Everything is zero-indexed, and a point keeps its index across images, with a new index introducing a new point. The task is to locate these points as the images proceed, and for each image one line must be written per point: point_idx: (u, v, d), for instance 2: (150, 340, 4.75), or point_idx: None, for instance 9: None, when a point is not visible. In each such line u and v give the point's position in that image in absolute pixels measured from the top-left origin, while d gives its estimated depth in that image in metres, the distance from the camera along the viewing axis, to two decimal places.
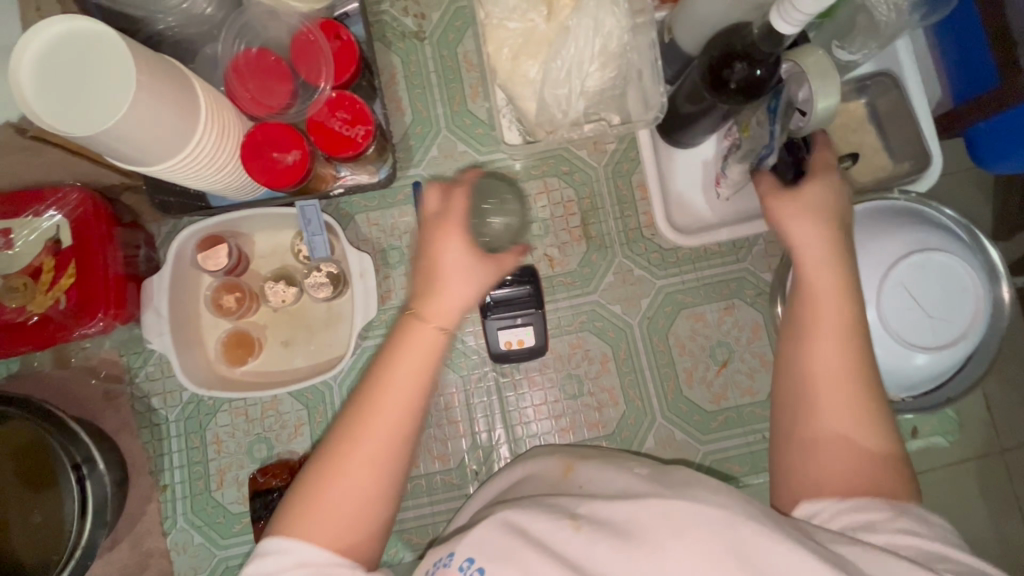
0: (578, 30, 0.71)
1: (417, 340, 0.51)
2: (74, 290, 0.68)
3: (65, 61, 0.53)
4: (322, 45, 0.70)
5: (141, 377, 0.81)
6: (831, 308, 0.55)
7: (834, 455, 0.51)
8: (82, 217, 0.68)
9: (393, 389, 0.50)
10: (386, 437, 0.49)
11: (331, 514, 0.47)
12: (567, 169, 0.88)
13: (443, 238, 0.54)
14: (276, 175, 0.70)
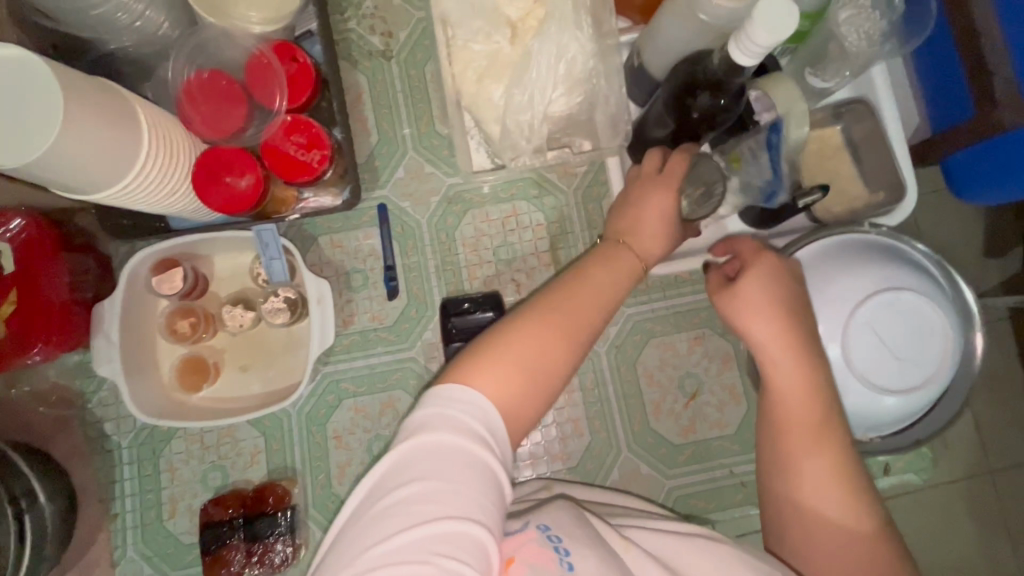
0: (540, 57, 0.70)
1: (625, 260, 0.63)
2: (17, 317, 0.66)
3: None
4: (277, 68, 0.68)
5: (94, 402, 0.79)
6: (800, 396, 0.56)
7: (834, 539, 0.53)
8: (26, 243, 0.67)
9: (596, 285, 0.59)
10: (588, 315, 0.57)
11: (519, 366, 0.51)
12: (537, 192, 0.86)
13: (658, 191, 0.65)
14: (227, 200, 0.68)
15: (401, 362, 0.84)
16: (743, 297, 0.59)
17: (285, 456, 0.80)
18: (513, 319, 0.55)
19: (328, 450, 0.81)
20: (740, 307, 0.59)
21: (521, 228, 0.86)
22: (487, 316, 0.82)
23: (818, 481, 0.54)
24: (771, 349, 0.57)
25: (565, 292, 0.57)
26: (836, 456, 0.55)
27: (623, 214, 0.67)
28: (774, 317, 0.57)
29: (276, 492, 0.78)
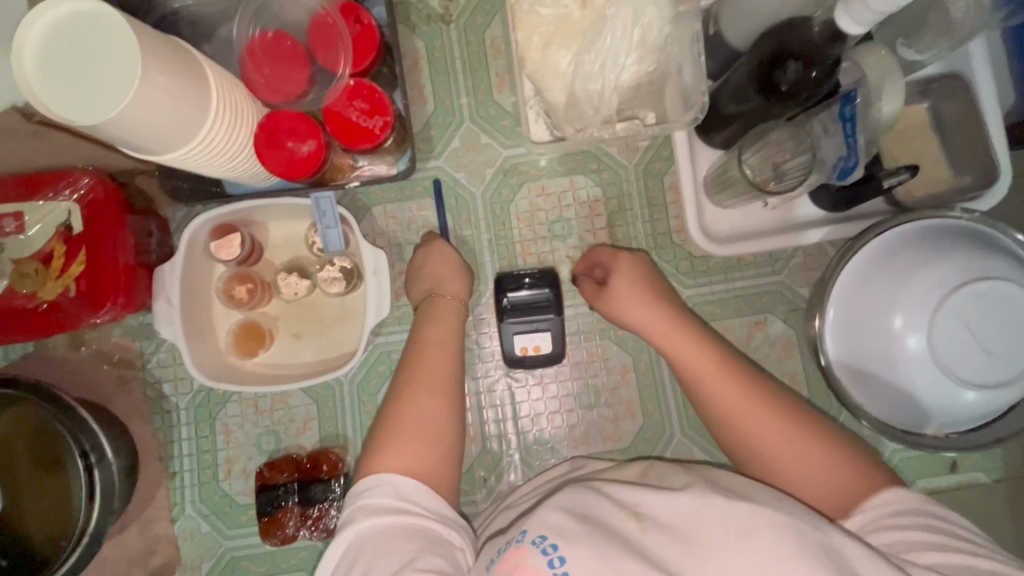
0: (616, 21, 0.66)
1: (443, 306, 0.72)
2: (86, 276, 0.66)
3: (65, 42, 0.50)
4: (342, 30, 0.66)
5: (153, 363, 0.80)
6: (695, 356, 0.66)
7: (775, 443, 0.58)
8: (94, 202, 0.66)
9: (440, 343, 0.69)
10: (446, 378, 0.65)
11: (414, 432, 0.60)
12: (596, 167, 0.84)
13: (434, 243, 0.77)
14: (290, 165, 0.67)
15: None
16: (624, 294, 0.72)
17: (337, 425, 0.81)
18: (393, 399, 0.64)
19: None
20: (620, 299, 0.73)
21: (578, 204, 0.83)
22: (544, 294, 0.79)
23: (740, 405, 0.61)
24: (653, 322, 0.70)
25: (411, 365, 0.66)
26: (743, 382, 0.63)
27: (416, 271, 0.77)
28: (645, 302, 0.71)
29: (330, 460, 0.79)
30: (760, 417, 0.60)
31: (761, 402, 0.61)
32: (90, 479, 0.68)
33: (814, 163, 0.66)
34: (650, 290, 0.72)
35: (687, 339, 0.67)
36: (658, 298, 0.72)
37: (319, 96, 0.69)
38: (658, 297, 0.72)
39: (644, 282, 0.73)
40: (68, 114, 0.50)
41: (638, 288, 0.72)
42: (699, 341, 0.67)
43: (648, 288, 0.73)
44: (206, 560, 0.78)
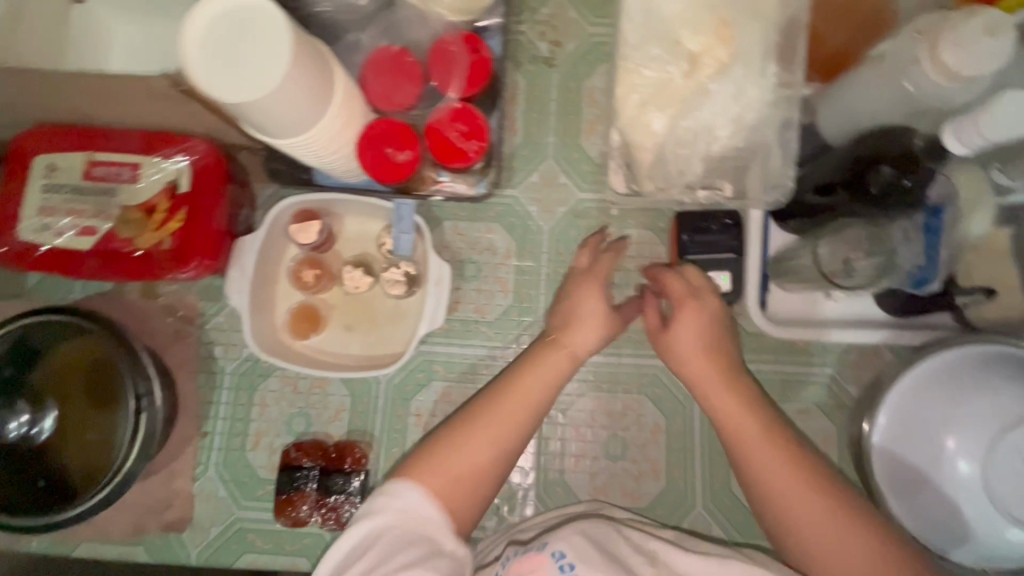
0: (718, 95, 0.70)
1: (559, 356, 0.70)
2: (180, 233, 0.70)
3: (227, 28, 0.55)
4: (460, 56, 0.71)
5: (211, 324, 0.84)
6: (733, 411, 0.67)
7: (812, 518, 0.60)
8: (204, 167, 0.71)
9: (529, 384, 0.68)
10: (514, 427, 0.66)
11: (450, 471, 0.62)
12: (665, 226, 0.86)
13: (587, 294, 0.74)
14: (383, 168, 0.70)
15: (494, 359, 0.85)
16: (698, 364, 0.70)
17: (367, 421, 0.83)
18: (446, 428, 0.66)
19: (407, 425, 0.83)
20: (691, 368, 0.70)
21: (642, 258, 0.86)
22: (727, 234, 0.79)
23: (778, 481, 0.62)
24: (727, 408, 0.67)
25: (491, 400, 0.67)
26: (789, 462, 0.63)
27: (561, 306, 0.76)
28: (717, 380, 0.69)
29: (355, 453, 0.81)
30: (798, 490, 0.62)
31: (797, 475, 0.62)
32: (136, 422, 0.71)
33: (893, 267, 0.68)
34: (711, 350, 0.70)
35: (733, 399, 0.67)
36: (716, 350, 0.70)
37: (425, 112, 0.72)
38: (716, 345, 0.70)
39: (711, 339, 0.70)
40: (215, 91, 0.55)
41: (711, 356, 0.70)
42: (775, 448, 0.64)
43: (705, 356, 0.70)
44: (215, 524, 0.80)
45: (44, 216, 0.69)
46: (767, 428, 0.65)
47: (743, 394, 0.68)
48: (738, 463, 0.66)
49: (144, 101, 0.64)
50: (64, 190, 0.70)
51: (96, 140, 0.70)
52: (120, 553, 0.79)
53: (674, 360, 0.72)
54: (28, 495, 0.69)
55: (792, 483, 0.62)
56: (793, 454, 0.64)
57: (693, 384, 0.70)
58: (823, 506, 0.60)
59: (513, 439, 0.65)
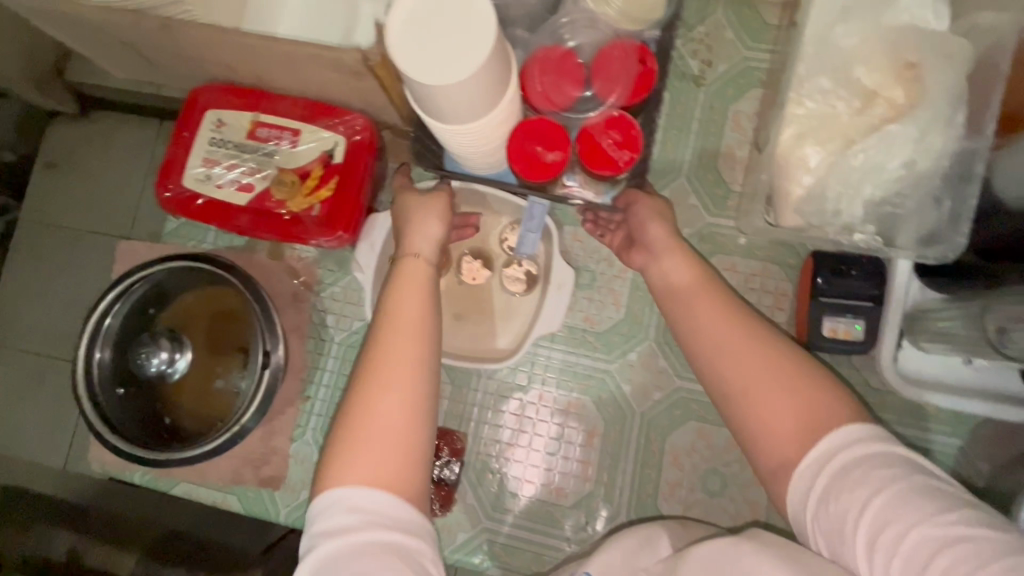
0: (897, 136, 0.66)
1: (416, 266, 0.63)
2: (328, 203, 0.72)
3: (433, 4, 0.54)
4: (628, 66, 0.69)
5: (327, 293, 0.86)
6: (687, 284, 0.64)
7: (756, 382, 0.54)
8: (358, 141, 0.73)
9: (410, 316, 0.58)
10: (410, 372, 0.55)
11: (366, 441, 0.52)
12: (794, 263, 0.83)
13: (423, 218, 0.68)
14: (530, 167, 0.69)
15: (597, 371, 0.83)
16: (688, 279, 0.65)
17: (465, 412, 0.83)
18: (357, 396, 0.54)
19: (502, 421, 0.83)
20: (683, 283, 0.65)
21: (763, 293, 0.83)
22: (868, 282, 0.75)
23: (738, 356, 0.56)
24: (710, 314, 0.60)
25: (378, 355, 0.56)
26: (744, 332, 0.57)
27: (400, 233, 0.69)
28: (705, 295, 0.63)
29: (453, 444, 0.82)
30: (757, 368, 0.54)
31: (771, 351, 0.55)
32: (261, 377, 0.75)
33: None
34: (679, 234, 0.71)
35: (704, 292, 0.63)
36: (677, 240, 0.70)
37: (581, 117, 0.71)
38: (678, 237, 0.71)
39: (678, 239, 0.70)
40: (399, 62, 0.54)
41: (698, 271, 0.66)
42: (733, 317, 0.59)
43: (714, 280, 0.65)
44: (307, 487, 0.82)
45: (206, 168, 0.72)
46: (740, 326, 0.58)
47: (706, 277, 0.64)
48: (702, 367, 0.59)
49: (323, 74, 0.66)
50: (227, 146, 0.73)
51: (264, 103, 0.73)
52: (217, 497, 0.85)
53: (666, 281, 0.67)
54: (150, 428, 0.74)
55: (769, 377, 0.53)
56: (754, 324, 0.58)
57: (672, 310, 0.65)
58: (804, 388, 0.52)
59: (427, 371, 0.56)
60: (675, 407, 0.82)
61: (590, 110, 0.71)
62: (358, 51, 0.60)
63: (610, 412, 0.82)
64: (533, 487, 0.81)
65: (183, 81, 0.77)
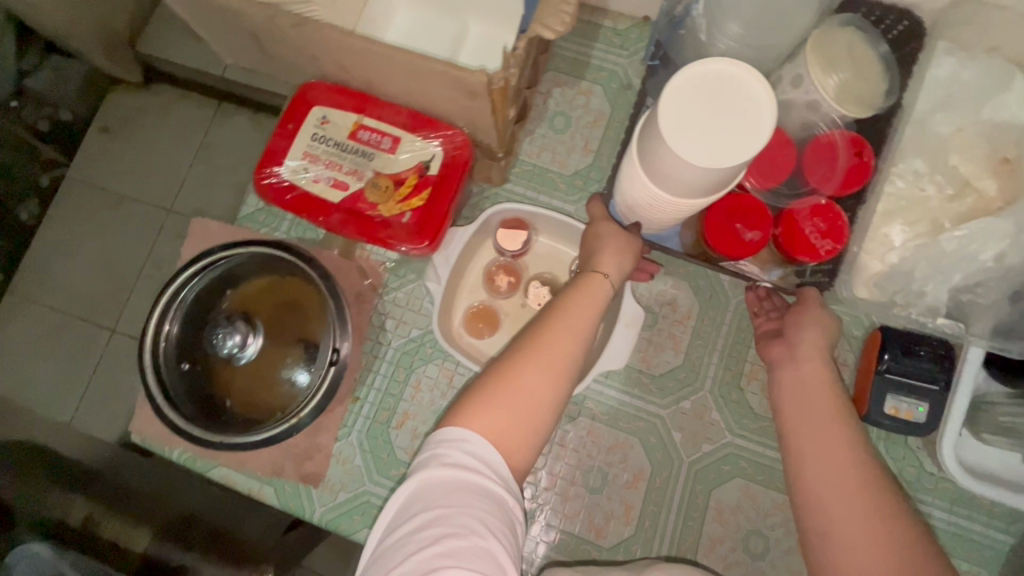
0: (995, 227, 0.66)
1: (598, 281, 0.67)
2: (419, 212, 0.73)
3: (700, 98, 0.55)
4: (841, 158, 0.70)
5: (389, 297, 0.87)
6: (813, 363, 0.69)
7: (840, 499, 0.58)
8: (456, 156, 0.74)
9: (580, 323, 0.62)
10: (565, 366, 0.60)
11: (510, 400, 0.56)
12: (860, 334, 0.83)
13: (614, 247, 0.71)
14: (729, 243, 0.72)
15: (648, 415, 0.83)
16: (819, 391, 0.66)
17: None
18: (493, 376, 0.58)
19: (548, 451, 0.82)
20: (810, 393, 0.66)
21: None
22: (936, 364, 0.74)
23: (829, 455, 0.61)
24: (828, 437, 0.62)
25: (540, 336, 0.61)
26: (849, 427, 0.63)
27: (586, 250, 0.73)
28: (827, 408, 0.64)
29: None
30: (846, 487, 0.58)
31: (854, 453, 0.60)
32: (325, 375, 0.75)
33: None
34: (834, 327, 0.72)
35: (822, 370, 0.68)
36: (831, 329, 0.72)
37: (784, 200, 0.73)
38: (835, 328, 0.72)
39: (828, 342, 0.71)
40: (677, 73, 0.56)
41: (830, 388, 0.66)
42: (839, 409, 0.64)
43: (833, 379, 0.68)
44: (345, 489, 0.81)
45: (305, 162, 0.73)
46: (849, 446, 0.61)
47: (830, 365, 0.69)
48: (807, 499, 0.60)
49: (437, 88, 0.67)
50: (328, 143, 0.74)
51: (369, 107, 0.75)
52: (252, 485, 0.82)
53: (794, 383, 0.68)
54: (209, 409, 0.75)
55: (857, 501, 0.57)
56: (875, 467, 0.59)
57: (788, 424, 0.66)
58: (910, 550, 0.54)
59: (564, 390, 0.60)
60: (723, 462, 0.81)
61: (794, 193, 0.73)
62: (484, 75, 0.61)
63: (657, 457, 0.81)
64: (572, 523, 0.80)
65: (291, 75, 0.79)
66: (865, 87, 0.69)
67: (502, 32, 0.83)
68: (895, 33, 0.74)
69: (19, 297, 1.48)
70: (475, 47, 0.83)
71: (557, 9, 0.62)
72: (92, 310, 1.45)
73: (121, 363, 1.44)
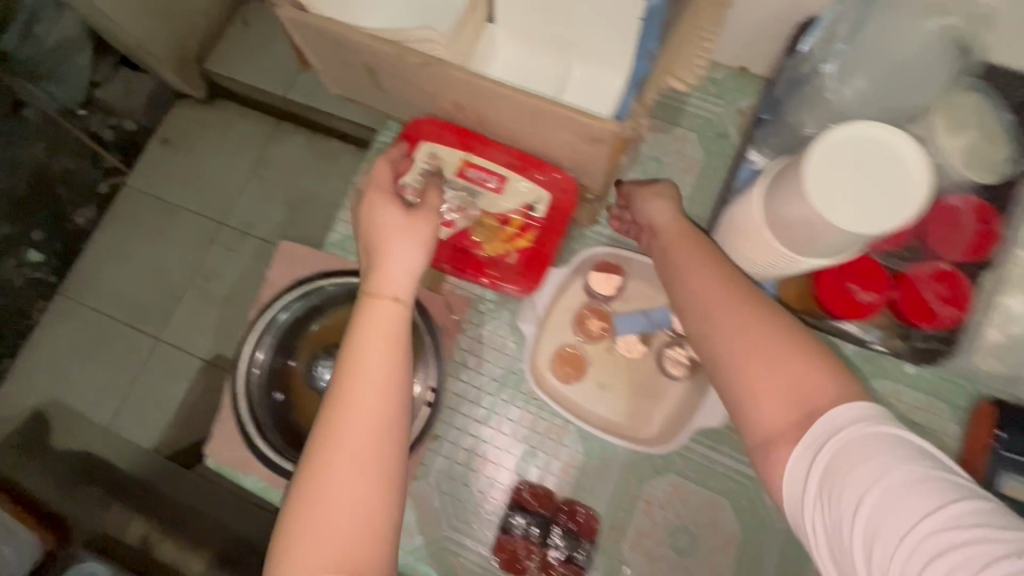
0: None
1: (382, 312, 0.57)
2: (524, 253, 0.74)
3: (842, 182, 0.54)
4: (966, 223, 0.68)
5: (473, 332, 0.84)
6: (712, 287, 0.62)
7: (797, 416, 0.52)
8: (561, 198, 0.74)
9: (369, 371, 0.54)
10: (377, 435, 0.52)
11: (324, 518, 0.49)
12: (964, 405, 0.79)
13: (407, 249, 0.60)
14: (843, 303, 0.70)
15: (740, 476, 0.78)
16: (697, 281, 0.63)
17: (596, 489, 0.79)
18: (297, 488, 0.51)
19: (633, 506, 0.79)
20: (697, 289, 0.63)
21: (927, 429, 0.79)
22: None
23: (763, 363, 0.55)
24: (760, 344, 0.56)
25: (333, 415, 0.52)
26: (768, 325, 0.57)
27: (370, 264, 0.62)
28: (756, 324, 0.57)
29: (588, 518, 0.78)
30: (796, 387, 0.53)
31: (790, 352, 0.55)
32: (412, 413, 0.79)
33: None
34: (681, 217, 0.72)
35: (724, 289, 0.61)
36: (692, 232, 0.70)
37: (904, 262, 0.71)
38: (687, 224, 0.71)
39: (683, 220, 0.72)
40: (901, 138, 0.54)
41: (751, 301, 0.59)
42: (757, 314, 0.58)
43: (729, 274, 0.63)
44: (423, 532, 0.79)
45: (413, 197, 0.74)
46: (778, 339, 0.56)
47: (739, 284, 0.61)
48: (743, 389, 0.56)
49: (556, 134, 0.67)
50: (435, 180, 0.75)
51: (478, 145, 0.75)
52: None
53: (684, 292, 0.64)
54: (296, 440, 0.75)
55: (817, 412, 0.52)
56: (765, 314, 0.58)
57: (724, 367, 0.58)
58: (793, 353, 0.55)
59: (389, 441, 0.53)
60: None
61: (914, 256, 0.70)
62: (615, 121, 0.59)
63: (748, 522, 0.77)
64: None
65: (399, 106, 0.79)
66: (991, 151, 0.68)
67: (606, 76, 0.82)
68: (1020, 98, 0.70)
69: (69, 297, 1.47)
70: (578, 90, 0.83)
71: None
72: (140, 315, 1.44)
73: (163, 372, 1.42)
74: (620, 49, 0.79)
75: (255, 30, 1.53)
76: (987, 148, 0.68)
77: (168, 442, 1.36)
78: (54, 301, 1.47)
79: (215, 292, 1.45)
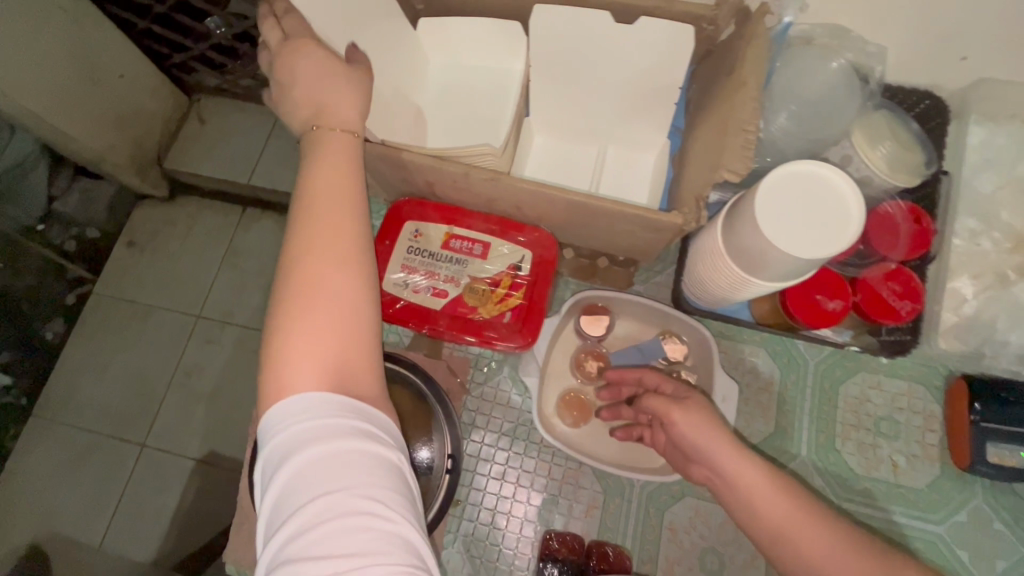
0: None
1: (334, 144, 0.58)
2: (517, 310, 0.78)
3: (825, 226, 0.61)
4: (901, 226, 0.76)
5: (476, 392, 0.87)
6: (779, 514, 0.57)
7: None
8: (542, 254, 0.79)
9: (326, 185, 0.55)
10: (345, 242, 0.53)
11: (324, 331, 0.50)
12: (940, 384, 0.85)
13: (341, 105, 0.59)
14: (816, 315, 0.76)
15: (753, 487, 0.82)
16: (786, 525, 0.56)
17: (618, 524, 0.81)
18: (282, 312, 0.51)
19: (659, 536, 0.81)
20: (789, 531, 0.56)
21: (912, 413, 0.85)
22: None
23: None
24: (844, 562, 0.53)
25: (305, 236, 0.53)
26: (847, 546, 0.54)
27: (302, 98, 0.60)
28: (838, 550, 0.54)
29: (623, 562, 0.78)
30: None
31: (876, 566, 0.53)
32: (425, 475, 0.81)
33: None
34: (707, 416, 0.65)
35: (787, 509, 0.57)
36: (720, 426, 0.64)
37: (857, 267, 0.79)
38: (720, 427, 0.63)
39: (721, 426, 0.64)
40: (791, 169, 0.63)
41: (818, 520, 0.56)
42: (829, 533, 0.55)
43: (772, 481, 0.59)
44: None
45: (405, 274, 0.79)
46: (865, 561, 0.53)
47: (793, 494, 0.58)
48: None
49: (608, 220, 0.72)
50: (423, 254, 0.79)
51: (459, 217, 0.80)
52: None
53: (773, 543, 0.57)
54: None
55: None
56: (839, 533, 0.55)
57: None
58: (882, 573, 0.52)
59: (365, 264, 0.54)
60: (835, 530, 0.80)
61: (865, 262, 0.78)
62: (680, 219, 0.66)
63: None
64: None
65: (375, 191, 0.84)
66: (916, 157, 0.77)
67: (638, 157, 0.91)
68: (919, 109, 0.85)
69: (43, 424, 1.41)
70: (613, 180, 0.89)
71: (738, 153, 0.62)
72: (124, 425, 1.40)
73: (152, 482, 1.36)
74: (603, 130, 0.89)
75: (212, 125, 1.58)
76: (909, 155, 0.77)
77: (170, 549, 1.31)
78: (28, 425, 1.41)
79: (200, 387, 1.42)
